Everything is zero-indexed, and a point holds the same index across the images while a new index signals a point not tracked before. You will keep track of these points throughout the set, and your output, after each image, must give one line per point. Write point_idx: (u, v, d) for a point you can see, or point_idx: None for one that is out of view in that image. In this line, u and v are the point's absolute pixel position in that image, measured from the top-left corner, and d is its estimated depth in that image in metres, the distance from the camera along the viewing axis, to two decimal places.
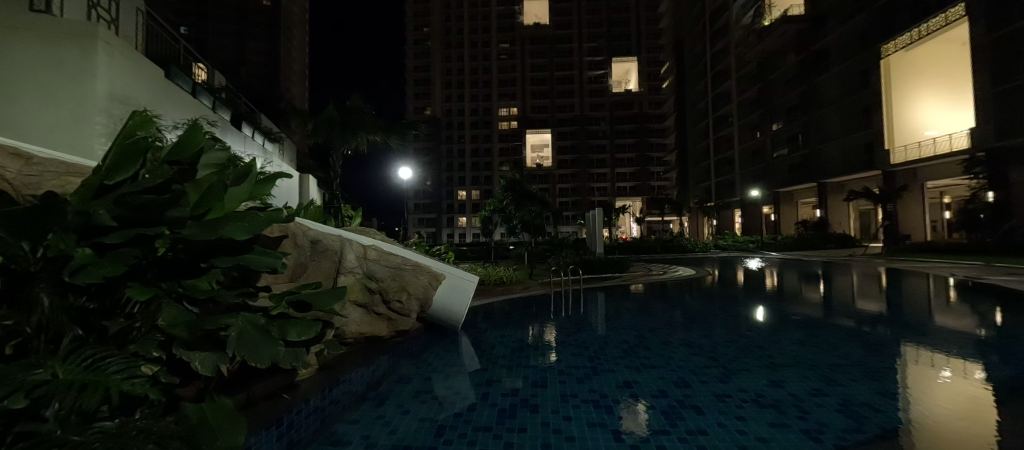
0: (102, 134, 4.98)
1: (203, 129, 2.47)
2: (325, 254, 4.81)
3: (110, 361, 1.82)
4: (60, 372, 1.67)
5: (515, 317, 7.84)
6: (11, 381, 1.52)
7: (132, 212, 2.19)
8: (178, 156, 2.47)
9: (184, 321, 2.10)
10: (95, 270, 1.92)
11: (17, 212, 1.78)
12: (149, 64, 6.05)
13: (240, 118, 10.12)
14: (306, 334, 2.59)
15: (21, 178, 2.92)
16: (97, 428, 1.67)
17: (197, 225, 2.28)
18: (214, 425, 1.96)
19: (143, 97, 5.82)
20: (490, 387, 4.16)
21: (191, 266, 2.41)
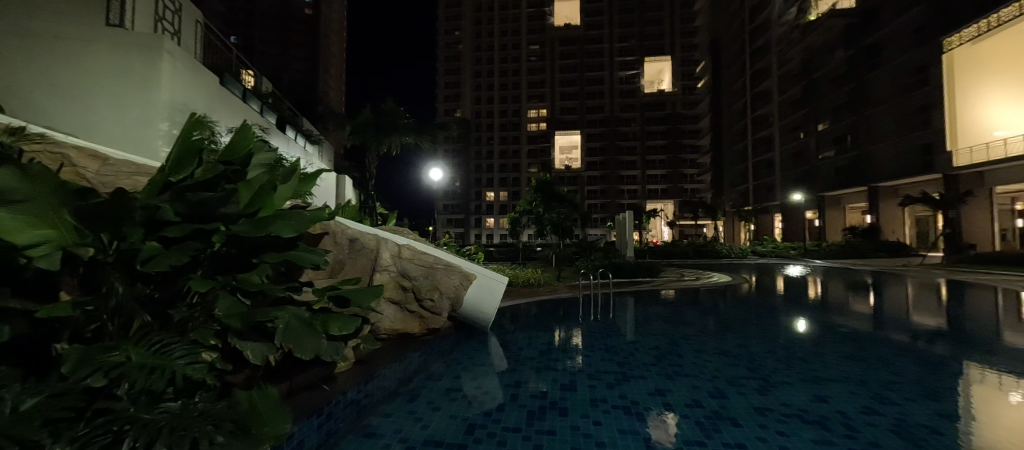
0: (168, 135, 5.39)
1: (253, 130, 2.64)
2: (362, 252, 4.96)
3: (175, 346, 1.97)
4: (132, 356, 1.83)
5: (542, 320, 7.81)
6: (91, 362, 1.69)
7: (192, 208, 2.39)
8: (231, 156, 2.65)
9: (237, 313, 2.26)
10: (160, 261, 2.09)
11: (97, 206, 1.98)
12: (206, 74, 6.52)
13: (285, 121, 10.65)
14: (347, 328, 2.72)
15: (97, 177, 3.19)
16: (162, 408, 1.83)
17: (249, 222, 2.44)
18: (262, 412, 2.08)
19: (202, 104, 6.30)
20: (518, 388, 4.17)
21: (242, 260, 2.59)
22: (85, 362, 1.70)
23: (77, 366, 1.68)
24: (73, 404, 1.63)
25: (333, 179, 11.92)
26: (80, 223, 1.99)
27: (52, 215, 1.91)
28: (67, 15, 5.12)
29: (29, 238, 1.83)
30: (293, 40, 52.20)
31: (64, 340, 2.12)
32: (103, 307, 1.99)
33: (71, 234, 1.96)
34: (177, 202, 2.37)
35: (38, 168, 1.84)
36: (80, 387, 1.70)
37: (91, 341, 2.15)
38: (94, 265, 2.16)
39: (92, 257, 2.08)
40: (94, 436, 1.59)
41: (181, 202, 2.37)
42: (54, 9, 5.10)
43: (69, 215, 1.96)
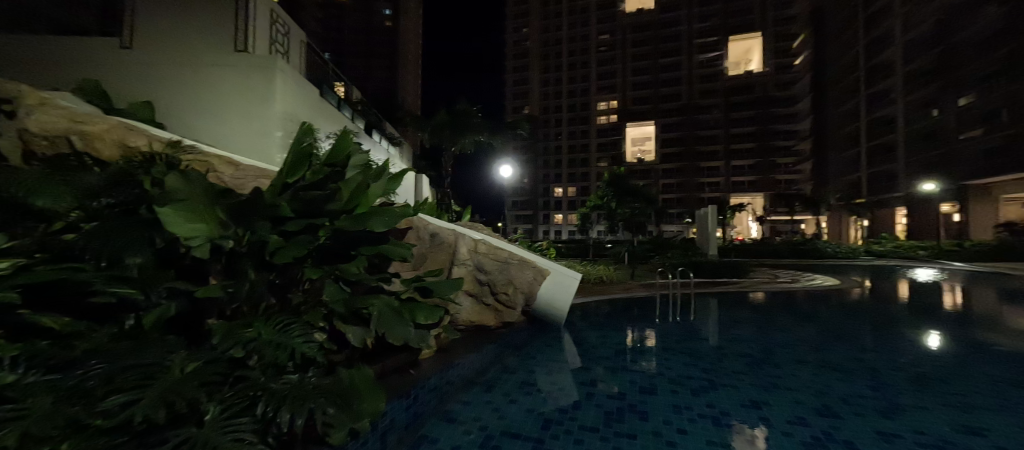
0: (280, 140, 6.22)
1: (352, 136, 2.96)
2: (441, 246, 5.24)
3: (293, 326, 2.30)
4: (261, 331, 2.15)
5: (615, 319, 7.60)
6: (232, 337, 2.05)
7: (303, 205, 2.76)
8: (333, 159, 3.00)
9: (341, 298, 2.58)
10: (284, 252, 2.45)
11: (238, 203, 2.43)
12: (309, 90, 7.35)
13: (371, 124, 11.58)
14: (432, 317, 2.93)
15: (233, 180, 3.77)
16: (285, 378, 2.23)
17: (348, 217, 2.75)
18: (362, 390, 2.32)
19: (306, 113, 7.15)
20: (594, 387, 4.10)
21: (342, 251, 3.00)
22: (229, 335, 2.06)
23: (224, 336, 2.04)
24: (220, 368, 1.99)
25: (412, 178, 12.73)
26: (223, 219, 2.38)
27: (203, 213, 2.29)
28: (204, 42, 6.10)
29: (187, 232, 2.21)
30: (375, 51, 56.43)
31: (214, 315, 2.58)
32: (240, 290, 2.34)
33: (216, 227, 2.35)
34: (293, 201, 2.73)
35: (194, 174, 2.25)
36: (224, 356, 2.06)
37: (231, 318, 2.58)
38: (234, 253, 2.60)
39: (232, 247, 2.49)
40: (237, 399, 2.01)
41: (296, 201, 2.74)
42: (195, 39, 6.11)
43: (223, 210, 2.40)
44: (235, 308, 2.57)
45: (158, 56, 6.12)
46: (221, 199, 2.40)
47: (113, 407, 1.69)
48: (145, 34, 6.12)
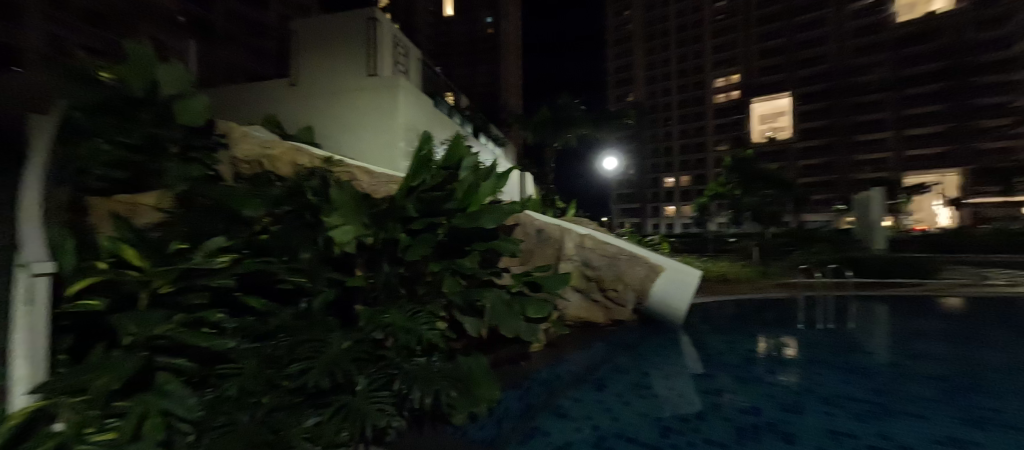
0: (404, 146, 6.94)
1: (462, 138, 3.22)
2: (547, 242, 5.24)
3: (419, 315, 2.85)
4: (393, 319, 2.74)
5: (743, 322, 6.77)
6: (373, 323, 2.72)
7: (425, 206, 3.08)
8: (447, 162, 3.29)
9: (458, 291, 2.95)
10: (415, 249, 2.85)
11: (378, 208, 2.92)
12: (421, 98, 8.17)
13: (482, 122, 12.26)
14: (540, 311, 3.05)
15: (370, 188, 4.43)
16: (415, 361, 2.78)
17: (463, 216, 3.02)
18: (476, 377, 2.64)
19: (424, 122, 7.92)
20: (720, 398, 3.69)
21: (458, 248, 3.29)
22: (372, 320, 2.74)
23: (369, 322, 2.72)
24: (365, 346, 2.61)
25: (517, 176, 13.19)
26: (365, 221, 2.79)
27: (351, 216, 2.71)
28: (343, 69, 7.14)
29: (341, 233, 2.66)
30: None
31: (359, 301, 3.21)
32: (378, 282, 3.10)
33: (360, 227, 2.78)
34: (418, 202, 3.07)
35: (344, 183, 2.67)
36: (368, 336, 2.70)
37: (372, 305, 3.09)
38: (375, 254, 3.23)
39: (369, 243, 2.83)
40: (380, 375, 2.63)
41: (420, 202, 3.07)
42: (337, 66, 7.19)
43: (365, 212, 2.81)
44: (374, 295, 3.15)
45: (312, 85, 7.38)
46: (363, 204, 2.81)
47: (294, 372, 2.43)
48: (302, 68, 7.42)
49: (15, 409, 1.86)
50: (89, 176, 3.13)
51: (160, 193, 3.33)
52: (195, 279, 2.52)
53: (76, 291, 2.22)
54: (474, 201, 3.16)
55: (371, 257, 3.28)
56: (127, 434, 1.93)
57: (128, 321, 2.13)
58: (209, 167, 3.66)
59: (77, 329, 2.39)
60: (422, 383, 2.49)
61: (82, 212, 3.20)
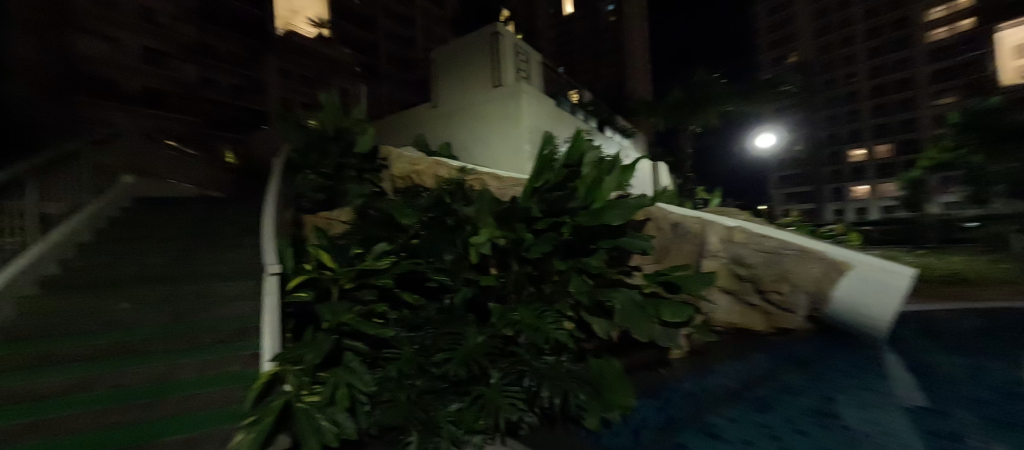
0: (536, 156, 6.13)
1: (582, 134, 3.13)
2: (686, 237, 4.73)
3: (547, 313, 2.80)
4: (524, 316, 2.74)
5: (1002, 342, 4.79)
6: (505, 319, 2.76)
7: (548, 206, 3.07)
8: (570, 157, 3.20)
9: (586, 290, 2.80)
10: (537, 248, 2.92)
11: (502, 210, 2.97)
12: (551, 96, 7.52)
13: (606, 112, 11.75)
14: (679, 315, 2.76)
15: (500, 189, 4.59)
16: (543, 359, 2.67)
17: (587, 213, 2.95)
18: (608, 382, 2.46)
19: (557, 125, 7.06)
20: (959, 442, 2.57)
21: (584, 246, 3.17)
22: (503, 317, 2.80)
23: (501, 318, 2.79)
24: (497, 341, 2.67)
25: (648, 169, 12.17)
26: (492, 222, 2.97)
27: (482, 218, 2.96)
28: (471, 78, 6.55)
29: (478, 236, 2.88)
30: None
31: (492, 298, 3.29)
32: (508, 281, 3.17)
33: (491, 229, 2.95)
34: (542, 202, 3.08)
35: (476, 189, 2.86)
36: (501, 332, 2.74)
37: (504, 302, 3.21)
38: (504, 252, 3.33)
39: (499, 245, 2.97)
40: (512, 370, 2.56)
41: (544, 202, 3.07)
42: (464, 76, 6.64)
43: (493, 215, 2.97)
44: (505, 293, 3.25)
45: (445, 101, 6.95)
46: (493, 206, 2.98)
47: (439, 361, 2.56)
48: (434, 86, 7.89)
49: (263, 372, 2.50)
50: (304, 198, 5.14)
51: (348, 209, 4.82)
52: (366, 277, 3.03)
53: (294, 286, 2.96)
54: (598, 198, 3.07)
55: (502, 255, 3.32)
56: (328, 399, 2.37)
57: (325, 309, 2.67)
58: (375, 189, 5.10)
59: (296, 314, 3.13)
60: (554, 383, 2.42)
61: (302, 224, 5.03)
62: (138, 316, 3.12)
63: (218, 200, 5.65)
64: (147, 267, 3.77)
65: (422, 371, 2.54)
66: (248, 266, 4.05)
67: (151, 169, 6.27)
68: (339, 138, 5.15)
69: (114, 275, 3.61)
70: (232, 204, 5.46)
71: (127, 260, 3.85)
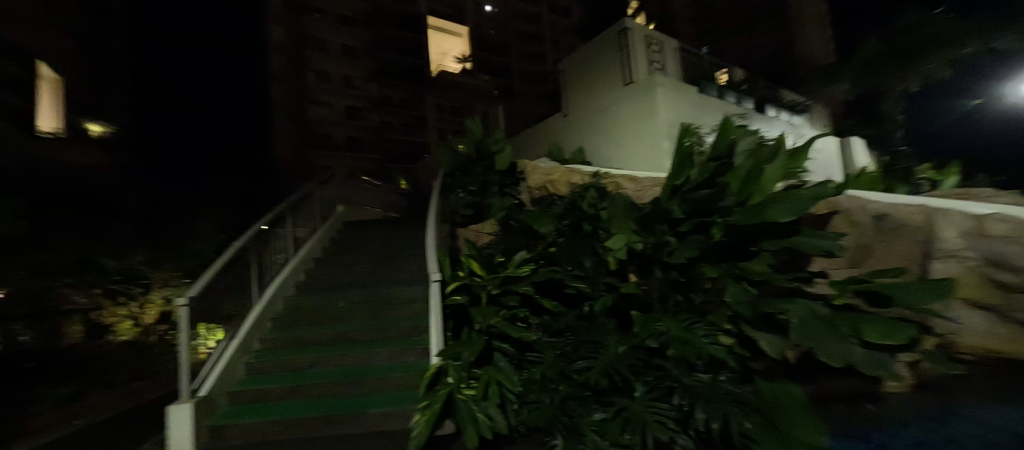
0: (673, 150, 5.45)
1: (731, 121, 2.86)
2: (901, 232, 3.65)
3: (698, 326, 2.59)
4: (670, 328, 2.59)
5: None
6: (648, 329, 2.63)
7: (693, 206, 2.81)
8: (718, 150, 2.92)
9: (745, 300, 2.43)
10: (681, 252, 2.74)
11: (637, 214, 2.93)
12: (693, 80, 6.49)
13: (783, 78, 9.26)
14: (892, 336, 2.16)
15: (638, 192, 4.39)
16: (696, 376, 2.43)
17: (742, 210, 2.63)
18: (773, 402, 2.03)
19: (705, 113, 6.04)
20: None
21: (741, 248, 2.81)
22: (646, 327, 2.68)
23: (643, 328, 2.68)
24: (640, 352, 2.57)
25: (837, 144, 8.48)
26: (631, 228, 2.97)
27: (619, 224, 2.97)
28: (601, 81, 6.44)
29: (614, 241, 2.97)
30: None
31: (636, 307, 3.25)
32: (649, 288, 3.07)
33: (630, 235, 2.98)
34: (685, 202, 2.85)
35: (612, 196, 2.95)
36: (644, 344, 2.63)
37: (647, 310, 3.10)
38: (644, 259, 3.18)
39: (641, 250, 2.96)
40: (659, 384, 2.41)
41: (687, 201, 2.83)
42: (594, 81, 6.59)
43: (632, 220, 2.95)
44: (648, 302, 3.12)
45: (575, 110, 7.04)
46: (631, 211, 2.97)
47: (580, 368, 2.60)
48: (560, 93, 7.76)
49: (433, 363, 2.91)
50: (458, 213, 5.69)
51: (493, 221, 5.28)
52: (510, 283, 3.32)
53: (453, 290, 3.44)
54: (758, 193, 2.68)
55: (643, 261, 3.19)
56: (483, 392, 2.64)
57: (477, 312, 3.02)
58: (514, 200, 5.61)
59: (455, 316, 3.55)
60: (714, 402, 2.13)
61: (456, 236, 5.62)
62: (351, 313, 4.21)
63: (397, 220, 6.77)
64: (352, 275, 4.92)
65: (564, 377, 2.62)
66: (418, 274, 4.82)
67: (356, 198, 7.94)
68: (483, 158, 5.77)
69: (336, 281, 4.81)
70: (411, 223, 6.51)
71: (339, 270, 5.05)
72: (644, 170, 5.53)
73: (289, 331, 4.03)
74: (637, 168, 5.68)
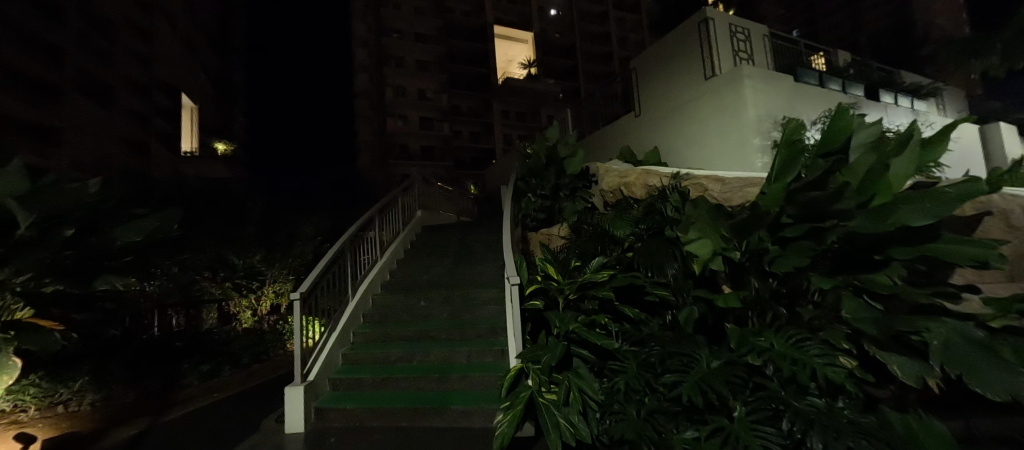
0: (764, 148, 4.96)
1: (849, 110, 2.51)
2: None
3: (811, 345, 2.35)
4: (776, 345, 2.40)
5: None
6: (749, 344, 2.44)
7: (802, 208, 2.56)
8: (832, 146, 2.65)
9: (870, 317, 2.24)
10: (787, 262, 2.51)
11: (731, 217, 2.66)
12: (787, 68, 5.86)
13: (900, 58, 7.92)
14: None
15: (724, 195, 4.11)
16: (809, 400, 2.25)
17: (865, 216, 2.37)
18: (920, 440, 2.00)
19: (801, 104, 5.42)
20: None
21: (865, 257, 2.53)
22: (744, 342, 2.48)
23: (741, 344, 2.48)
24: (740, 368, 2.38)
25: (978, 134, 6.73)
26: (722, 235, 2.77)
27: (705, 230, 2.81)
28: (679, 77, 6.09)
29: (698, 246, 2.87)
30: None
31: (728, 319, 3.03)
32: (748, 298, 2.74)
33: (719, 239, 2.80)
34: (793, 205, 2.58)
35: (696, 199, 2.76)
36: (743, 360, 2.44)
37: (742, 323, 2.88)
38: (737, 267, 2.96)
39: (735, 259, 2.78)
40: (763, 405, 2.24)
41: (796, 204, 2.57)
42: (671, 77, 6.24)
43: (725, 225, 2.73)
44: (743, 314, 2.89)
45: (649, 108, 6.72)
46: (721, 220, 2.74)
47: (669, 382, 2.47)
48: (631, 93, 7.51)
49: (513, 366, 2.96)
50: (529, 217, 5.81)
51: (565, 224, 5.22)
52: (588, 288, 3.22)
53: (530, 293, 3.39)
54: (884, 191, 2.37)
55: (736, 270, 2.99)
56: (564, 397, 2.62)
57: (556, 317, 3.01)
58: (586, 204, 5.44)
59: (532, 320, 3.56)
60: (839, 434, 1.94)
61: (527, 241, 5.69)
62: (432, 312, 4.44)
63: (469, 225, 7.01)
64: (430, 276, 5.19)
65: (654, 390, 2.53)
66: (492, 277, 4.94)
67: (433, 203, 8.35)
68: (553, 163, 5.76)
69: (417, 281, 5.10)
70: (484, 227, 6.66)
71: (418, 272, 5.35)
72: (733, 169, 5.17)
73: (378, 327, 4.37)
74: (724, 168, 5.31)
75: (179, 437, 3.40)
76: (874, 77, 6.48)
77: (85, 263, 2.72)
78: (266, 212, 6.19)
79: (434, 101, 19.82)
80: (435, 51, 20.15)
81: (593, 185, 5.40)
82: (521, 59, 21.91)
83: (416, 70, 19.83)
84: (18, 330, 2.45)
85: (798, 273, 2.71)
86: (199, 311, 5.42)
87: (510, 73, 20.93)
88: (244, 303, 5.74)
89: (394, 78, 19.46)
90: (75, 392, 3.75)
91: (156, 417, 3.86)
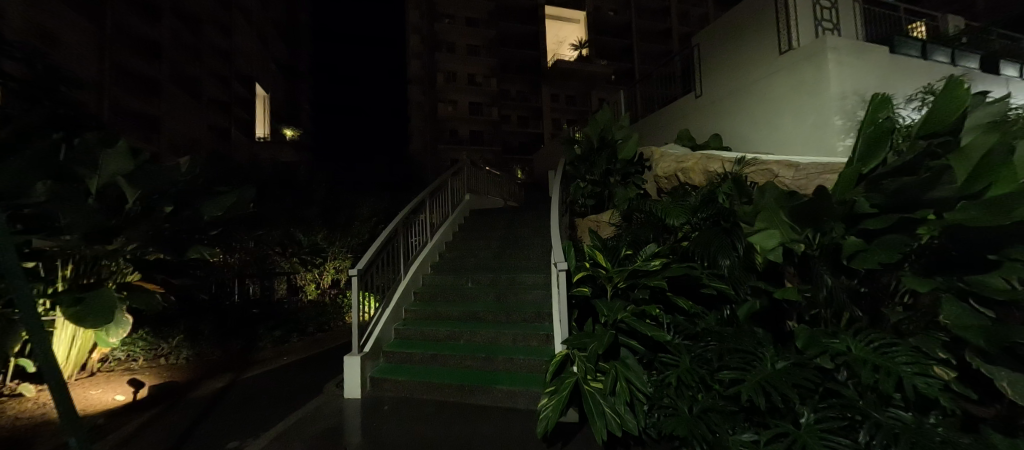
0: (846, 130, 4.46)
1: (965, 81, 2.10)
2: None
3: (897, 350, 2.10)
4: (853, 349, 2.18)
5: None
6: (821, 345, 2.23)
7: (891, 197, 2.28)
8: (939, 127, 2.31)
9: (975, 324, 1.96)
10: (869, 257, 2.24)
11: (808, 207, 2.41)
12: (882, 37, 5.14)
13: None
14: None
15: (796, 181, 3.74)
16: (892, 413, 2.05)
17: (974, 206, 2.06)
18: None
19: (896, 77, 4.76)
20: None
21: (974, 258, 2.25)
22: (814, 342, 2.27)
23: (810, 344, 2.27)
24: (811, 371, 2.21)
25: None
26: (791, 223, 2.54)
27: (773, 215, 2.59)
28: (747, 52, 5.59)
29: (761, 238, 2.65)
30: None
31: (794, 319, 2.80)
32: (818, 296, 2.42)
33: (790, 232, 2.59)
34: (875, 193, 2.31)
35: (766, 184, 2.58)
36: (812, 362, 2.24)
37: (811, 323, 2.66)
38: (809, 261, 2.70)
39: (802, 251, 2.55)
40: (836, 415, 2.08)
41: (880, 191, 2.30)
42: (741, 51, 5.69)
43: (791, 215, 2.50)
44: (815, 315, 2.65)
45: (712, 89, 6.26)
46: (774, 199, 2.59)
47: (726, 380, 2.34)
48: (689, 73, 7.00)
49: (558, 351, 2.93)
50: (578, 204, 5.72)
51: (614, 212, 4.98)
52: (640, 276, 3.10)
53: (578, 280, 3.28)
54: (1004, 180, 2.06)
55: (807, 265, 2.76)
56: (609, 385, 2.56)
57: (603, 305, 2.90)
58: (638, 191, 5.25)
59: (580, 306, 3.50)
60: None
61: (575, 228, 5.64)
62: (479, 293, 4.52)
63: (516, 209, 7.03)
64: (478, 259, 5.28)
65: (708, 388, 2.42)
66: (539, 262, 4.93)
67: (481, 187, 8.42)
68: (604, 147, 5.57)
69: (464, 263, 5.22)
70: (531, 212, 6.61)
71: (466, 254, 5.47)
72: (807, 154, 4.72)
73: (425, 305, 4.55)
74: (796, 153, 4.85)
75: (256, 392, 3.78)
76: (994, 46, 5.53)
77: (183, 235, 3.05)
78: (328, 194, 6.59)
79: (485, 86, 19.85)
80: (486, 35, 20.05)
81: (646, 170, 5.18)
82: (573, 40, 21.20)
83: (467, 55, 19.89)
84: (129, 290, 2.82)
85: (882, 270, 2.42)
86: (273, 280, 5.84)
87: (561, 55, 20.34)
88: (309, 276, 6.16)
89: (446, 63, 19.70)
90: (173, 347, 4.29)
91: (238, 373, 4.31)
